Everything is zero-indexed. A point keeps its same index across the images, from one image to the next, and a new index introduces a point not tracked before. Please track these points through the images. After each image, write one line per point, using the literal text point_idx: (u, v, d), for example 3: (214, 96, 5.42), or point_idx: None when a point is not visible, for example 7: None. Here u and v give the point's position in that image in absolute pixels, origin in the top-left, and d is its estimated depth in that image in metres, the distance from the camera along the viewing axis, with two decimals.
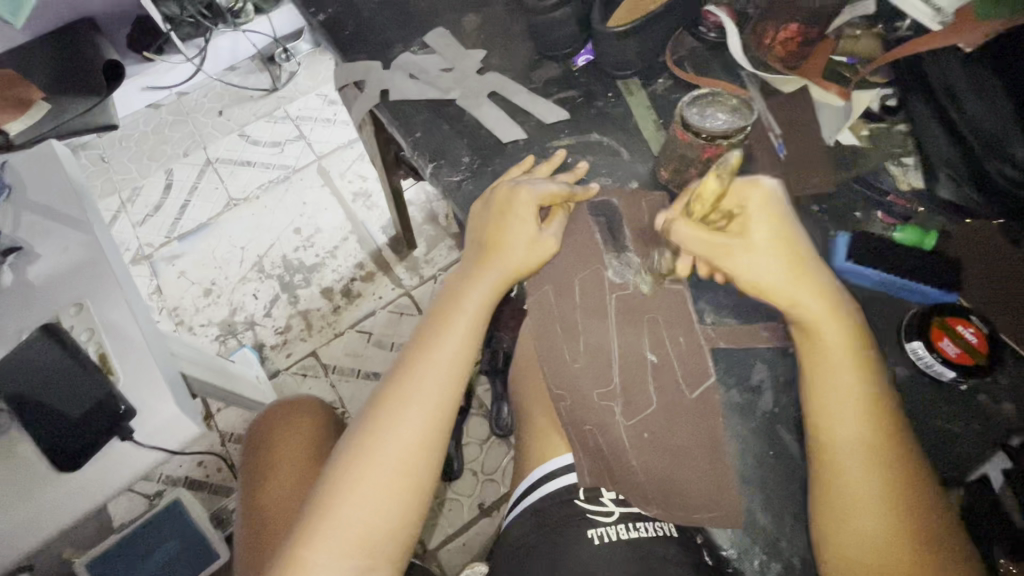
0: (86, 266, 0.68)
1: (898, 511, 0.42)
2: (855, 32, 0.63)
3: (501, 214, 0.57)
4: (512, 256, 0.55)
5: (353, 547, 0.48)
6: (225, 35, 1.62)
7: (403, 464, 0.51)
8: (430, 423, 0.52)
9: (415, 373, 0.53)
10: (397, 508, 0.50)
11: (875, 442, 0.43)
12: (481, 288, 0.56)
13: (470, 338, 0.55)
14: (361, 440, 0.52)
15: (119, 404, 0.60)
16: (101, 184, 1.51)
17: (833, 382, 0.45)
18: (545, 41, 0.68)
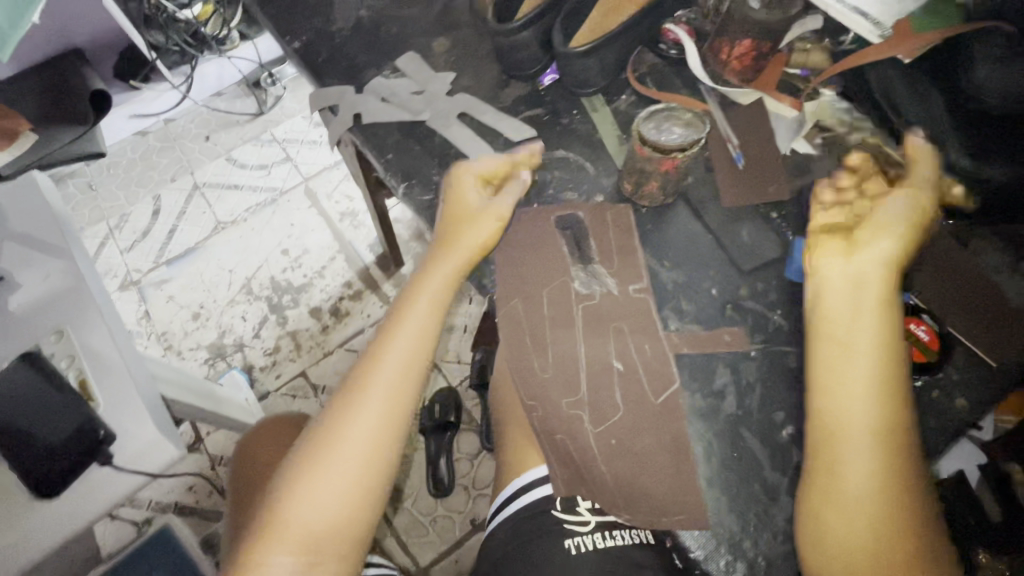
0: (68, 294, 0.69)
1: (896, 496, 0.43)
2: (806, 45, 0.66)
3: (451, 216, 0.60)
4: (459, 256, 0.58)
5: (303, 545, 0.52)
6: (211, 62, 1.63)
7: (357, 464, 0.54)
8: (381, 425, 0.56)
9: (366, 380, 0.56)
10: (346, 505, 0.54)
11: (882, 427, 0.45)
12: (427, 294, 0.59)
13: (420, 340, 0.58)
14: (312, 445, 0.55)
15: (99, 430, 0.61)
16: (89, 212, 1.52)
17: (849, 367, 0.47)
18: (511, 62, 0.71)
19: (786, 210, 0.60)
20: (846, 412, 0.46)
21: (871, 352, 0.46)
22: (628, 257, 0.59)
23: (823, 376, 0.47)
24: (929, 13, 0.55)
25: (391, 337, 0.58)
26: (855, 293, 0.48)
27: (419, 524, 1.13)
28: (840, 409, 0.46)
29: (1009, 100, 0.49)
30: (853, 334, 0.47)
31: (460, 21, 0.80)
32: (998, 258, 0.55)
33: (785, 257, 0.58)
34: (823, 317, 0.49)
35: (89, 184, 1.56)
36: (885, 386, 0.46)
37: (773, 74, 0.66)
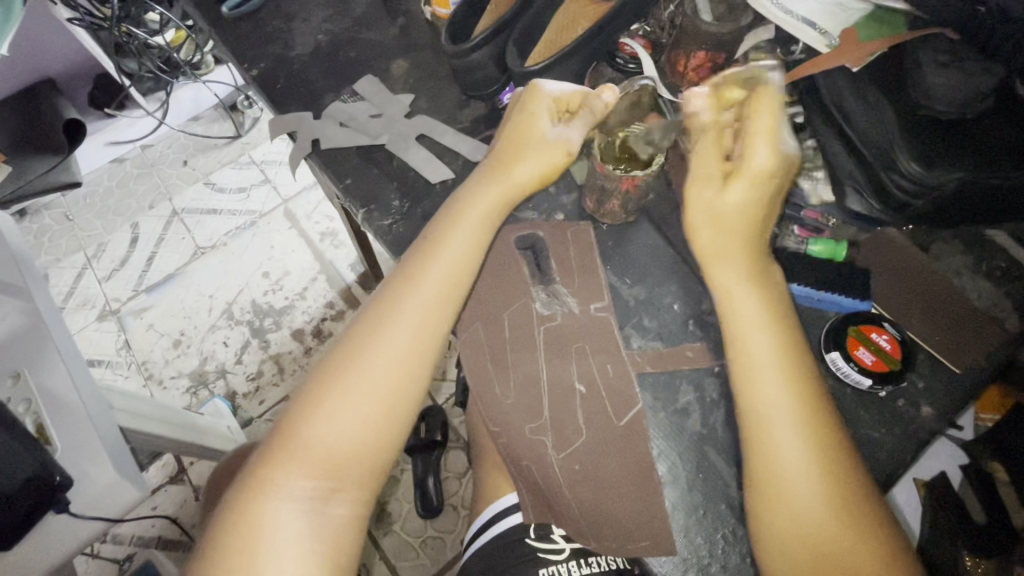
0: (24, 335, 0.66)
1: (834, 484, 0.42)
2: (761, 54, 0.64)
3: (518, 132, 0.57)
4: (516, 177, 0.56)
5: (321, 468, 0.48)
6: (186, 87, 1.60)
7: (382, 391, 0.49)
8: (411, 350, 0.51)
9: (396, 304, 0.52)
10: (367, 435, 0.49)
11: (806, 414, 0.44)
12: (475, 214, 0.55)
13: (465, 264, 0.54)
14: (335, 363, 0.50)
15: (53, 476, 0.57)
16: (66, 243, 1.50)
17: (755, 356, 0.46)
18: (467, 82, 0.71)
19: None
20: (765, 403, 0.44)
21: (773, 338, 0.46)
22: (588, 275, 0.58)
23: (738, 372, 0.46)
24: (875, 21, 0.56)
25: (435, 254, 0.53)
26: (744, 277, 0.48)
27: (409, 547, 1.10)
28: (757, 401, 0.45)
29: (955, 106, 0.49)
30: (739, 316, 0.47)
31: (419, 42, 0.79)
32: (957, 259, 0.55)
33: None
34: (728, 305, 0.48)
35: (66, 214, 1.53)
36: (796, 372, 0.45)
37: None
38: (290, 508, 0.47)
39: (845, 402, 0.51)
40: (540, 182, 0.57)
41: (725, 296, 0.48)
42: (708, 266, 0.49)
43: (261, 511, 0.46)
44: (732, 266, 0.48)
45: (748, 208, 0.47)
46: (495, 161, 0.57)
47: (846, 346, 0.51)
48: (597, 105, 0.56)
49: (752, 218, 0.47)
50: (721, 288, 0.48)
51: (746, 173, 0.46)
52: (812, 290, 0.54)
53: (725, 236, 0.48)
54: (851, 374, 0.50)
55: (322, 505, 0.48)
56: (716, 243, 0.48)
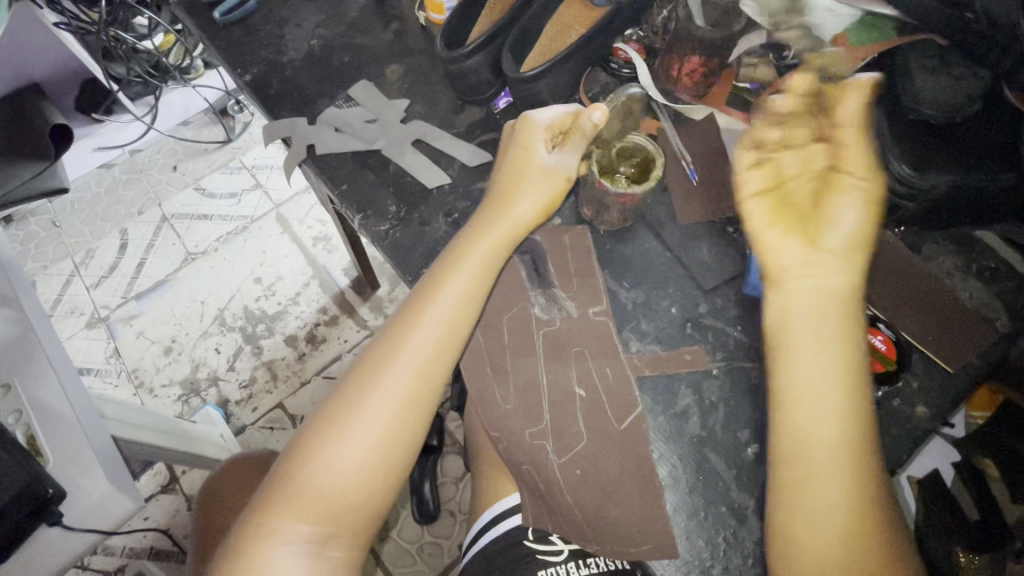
0: (13, 344, 0.64)
1: (858, 499, 0.42)
2: (753, 60, 0.66)
3: (515, 167, 0.57)
4: (516, 213, 0.55)
5: (319, 514, 0.47)
6: (175, 91, 1.59)
7: (382, 433, 0.49)
8: (412, 392, 0.50)
9: (400, 344, 0.51)
10: (365, 480, 0.49)
11: (845, 439, 0.43)
12: (477, 251, 0.54)
13: (469, 304, 0.53)
14: (336, 406, 0.50)
15: (46, 489, 0.56)
16: (53, 249, 1.48)
17: (815, 379, 0.45)
18: (463, 87, 0.71)
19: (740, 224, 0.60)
20: (811, 425, 0.44)
21: (837, 359, 0.45)
22: (586, 280, 0.58)
23: (787, 389, 0.45)
24: (867, 28, 0.57)
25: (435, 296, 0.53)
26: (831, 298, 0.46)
27: (406, 553, 1.10)
28: (802, 423, 0.44)
29: (942, 110, 0.51)
30: (802, 338, 0.46)
31: (413, 46, 0.79)
32: (947, 261, 0.56)
33: (743, 271, 0.58)
34: (801, 317, 0.46)
35: (52, 220, 1.52)
36: (848, 398, 0.44)
37: (724, 88, 0.67)
38: (286, 554, 0.46)
39: None
40: (541, 214, 0.56)
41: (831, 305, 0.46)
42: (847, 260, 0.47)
43: (257, 558, 0.46)
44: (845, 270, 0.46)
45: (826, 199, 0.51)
46: (497, 195, 0.56)
47: None
48: (587, 127, 0.54)
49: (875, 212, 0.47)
50: (809, 294, 0.46)
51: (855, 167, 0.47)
52: None
53: (843, 245, 0.46)
54: None
55: (319, 547, 0.47)
56: (828, 253, 0.46)
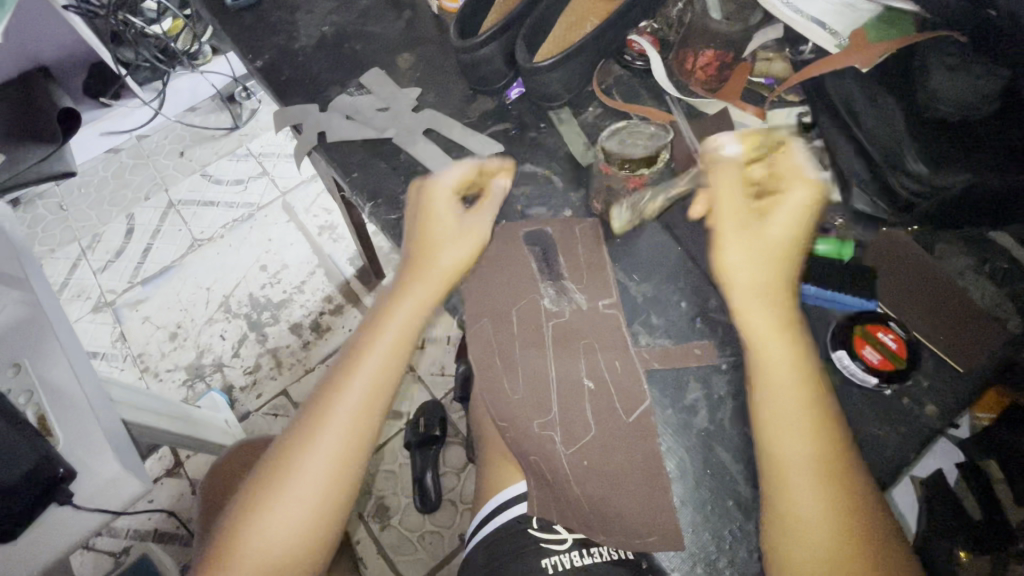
0: (25, 326, 0.65)
1: (845, 512, 0.42)
2: (768, 55, 0.66)
3: (426, 221, 0.57)
4: (434, 266, 0.55)
5: (270, 560, 0.48)
6: (183, 77, 1.59)
7: (322, 488, 0.50)
8: (348, 444, 0.51)
9: (336, 400, 0.52)
10: (308, 532, 0.50)
11: (821, 459, 0.44)
12: (403, 305, 0.55)
13: (406, 345, 0.55)
14: (275, 467, 0.51)
15: (57, 468, 0.57)
16: (60, 233, 1.48)
17: (781, 406, 0.46)
18: (476, 77, 0.70)
19: None
20: (783, 449, 0.45)
21: (796, 388, 0.46)
22: (596, 272, 0.58)
23: (762, 415, 0.46)
24: (885, 22, 0.56)
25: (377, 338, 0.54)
26: (780, 327, 0.48)
27: (407, 541, 1.11)
28: (778, 441, 0.45)
29: (964, 109, 0.50)
30: (773, 370, 0.47)
31: (426, 35, 0.79)
32: (962, 262, 0.56)
33: None
34: (761, 348, 0.48)
35: (59, 204, 1.52)
36: (818, 420, 0.45)
37: (739, 81, 0.65)
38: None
39: (851, 399, 0.51)
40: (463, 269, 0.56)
41: (760, 339, 0.48)
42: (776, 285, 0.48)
43: None
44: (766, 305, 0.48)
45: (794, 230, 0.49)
46: (414, 248, 0.57)
47: (852, 344, 0.51)
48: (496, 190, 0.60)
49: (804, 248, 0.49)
50: (750, 329, 0.48)
51: (789, 205, 0.49)
52: (815, 289, 0.55)
53: (773, 284, 0.48)
54: (856, 372, 0.51)
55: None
56: (761, 291, 0.48)
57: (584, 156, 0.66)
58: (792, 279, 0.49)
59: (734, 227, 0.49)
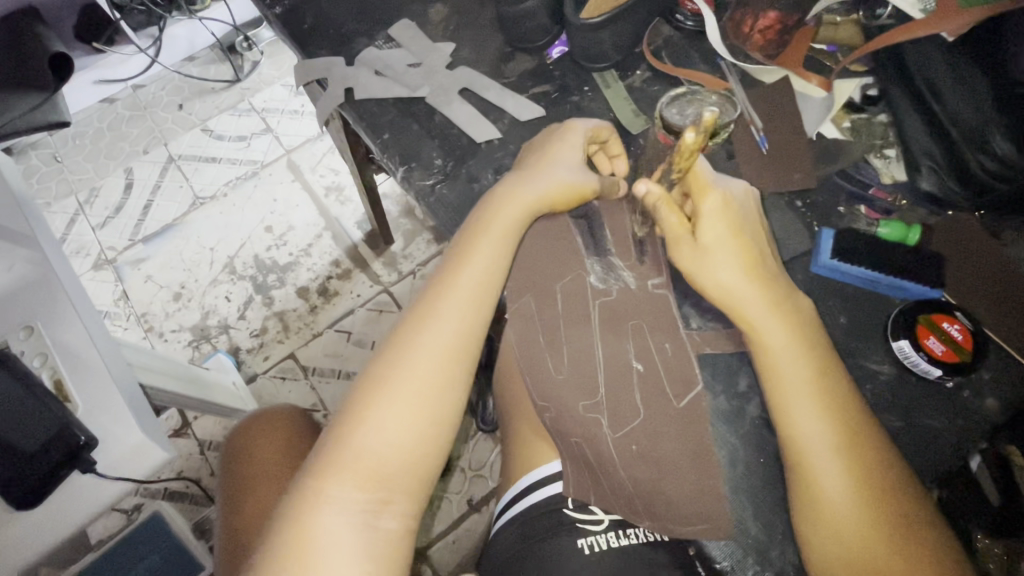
0: (34, 287, 0.60)
1: (873, 504, 0.42)
2: (835, 19, 0.62)
3: (540, 156, 0.56)
4: (538, 188, 0.53)
5: (369, 477, 0.44)
6: (180, 23, 1.51)
7: (425, 394, 0.46)
8: (452, 347, 0.48)
9: (438, 302, 0.49)
10: (415, 436, 0.45)
11: (851, 459, 0.43)
12: (508, 214, 0.53)
13: (503, 255, 0.52)
14: (375, 376, 0.47)
15: (77, 436, 0.55)
16: (56, 186, 1.42)
17: (792, 395, 0.45)
18: (517, 33, 0.65)
19: (811, 199, 0.57)
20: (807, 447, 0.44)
21: (810, 384, 0.45)
22: (648, 251, 0.56)
23: (775, 404, 0.46)
24: None
25: (462, 263, 0.51)
26: (769, 306, 0.47)
27: None
28: (792, 426, 0.45)
29: None
30: (781, 374, 0.46)
31: None
32: None
33: (812, 248, 0.55)
34: (755, 339, 0.47)
35: (54, 155, 1.46)
36: (835, 409, 0.45)
37: (802, 48, 0.61)
38: (336, 522, 0.42)
39: (908, 390, 0.50)
40: (570, 200, 0.54)
41: (751, 327, 0.47)
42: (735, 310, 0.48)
43: (307, 527, 0.41)
44: (757, 302, 0.47)
45: (726, 240, 0.49)
46: (516, 174, 0.56)
47: (915, 333, 0.49)
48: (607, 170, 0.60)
49: (747, 243, 0.49)
50: (746, 322, 0.48)
51: (706, 214, 0.49)
52: (879, 275, 0.52)
53: (735, 288, 0.48)
54: (919, 363, 0.49)
55: (373, 519, 0.43)
56: (733, 306, 0.48)
57: (633, 124, 0.63)
58: (756, 251, 0.49)
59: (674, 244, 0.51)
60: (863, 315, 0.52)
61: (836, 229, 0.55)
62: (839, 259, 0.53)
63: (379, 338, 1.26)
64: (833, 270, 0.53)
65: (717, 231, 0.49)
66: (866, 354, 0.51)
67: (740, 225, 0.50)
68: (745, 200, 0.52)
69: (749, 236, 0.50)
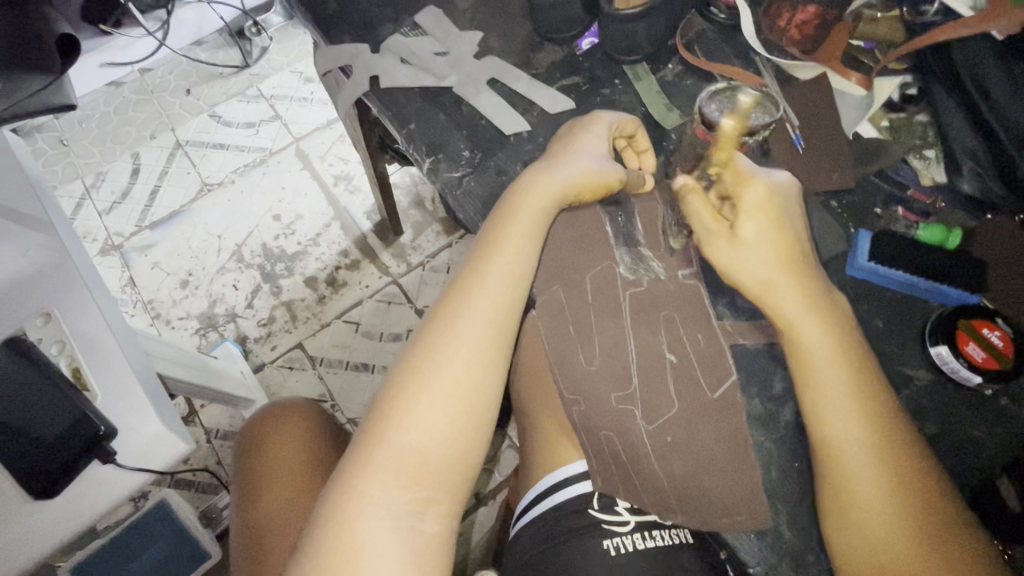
0: (50, 273, 0.59)
1: (903, 503, 0.42)
2: (874, 15, 0.60)
3: (565, 144, 0.55)
4: (562, 177, 0.52)
5: (409, 475, 0.43)
6: (188, 7, 1.48)
7: (460, 388, 0.45)
8: (484, 341, 0.47)
9: (466, 295, 0.48)
10: (452, 432, 0.45)
11: (871, 436, 0.43)
12: (535, 203, 0.52)
13: (530, 247, 0.51)
14: (407, 373, 0.46)
15: (97, 426, 0.54)
16: (62, 170, 1.41)
17: (827, 390, 0.45)
18: (547, 21, 0.64)
19: (847, 199, 0.56)
20: (831, 428, 0.44)
21: (842, 379, 0.45)
22: (681, 248, 0.54)
23: (805, 398, 0.46)
24: None
25: (489, 255, 0.50)
26: (806, 305, 0.47)
27: None
28: (825, 421, 0.44)
29: None
30: (818, 371, 0.45)
31: None
32: None
33: (848, 249, 0.54)
34: (790, 335, 0.47)
35: (60, 138, 1.44)
36: (866, 401, 0.44)
37: (838, 43, 0.59)
38: (379, 524, 0.41)
39: (945, 397, 0.49)
40: (594, 189, 0.53)
41: (784, 322, 0.47)
42: (766, 299, 0.47)
43: (349, 529, 0.41)
44: (792, 295, 0.47)
45: (768, 233, 0.48)
46: (539, 163, 0.55)
47: (955, 339, 0.48)
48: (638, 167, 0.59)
49: (787, 236, 0.48)
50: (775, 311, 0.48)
51: (746, 206, 0.48)
52: (916, 278, 0.52)
53: (771, 279, 0.47)
54: (957, 369, 0.48)
55: (416, 520, 0.42)
56: (767, 299, 0.47)
57: (666, 119, 0.61)
58: (795, 250, 0.48)
59: (710, 242, 0.49)
60: (898, 318, 0.51)
61: (873, 231, 0.54)
62: (877, 262, 0.52)
63: (387, 330, 1.26)
64: (869, 273, 0.53)
65: (756, 224, 0.48)
66: (902, 359, 0.50)
67: (782, 221, 0.48)
68: (789, 191, 0.50)
69: (791, 233, 0.48)
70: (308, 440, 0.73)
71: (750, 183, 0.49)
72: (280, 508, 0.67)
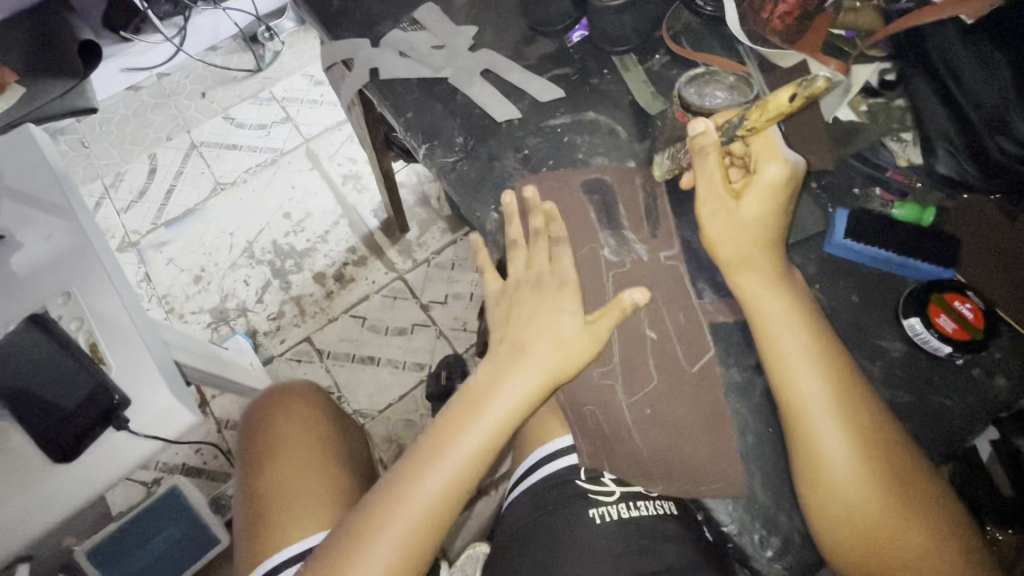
0: (72, 255, 0.63)
1: (868, 457, 0.45)
2: (854, 6, 0.63)
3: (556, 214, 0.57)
4: (559, 322, 0.54)
5: None
6: (205, 13, 1.54)
7: (413, 534, 0.50)
8: (446, 494, 0.52)
9: (447, 447, 0.53)
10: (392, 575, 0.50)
11: (833, 395, 0.47)
12: (533, 357, 0.53)
13: (518, 409, 0.53)
14: (377, 513, 0.51)
15: (111, 396, 0.57)
16: (83, 170, 1.47)
17: (790, 356, 0.48)
18: (540, 15, 0.67)
19: (827, 179, 0.58)
20: (798, 393, 0.47)
21: (804, 341, 0.48)
22: (659, 230, 0.57)
23: (771, 366, 0.49)
24: None
25: (479, 402, 0.54)
26: (769, 282, 0.50)
27: None
28: (792, 385, 0.47)
29: None
30: (781, 341, 0.49)
31: None
32: None
33: (826, 228, 0.56)
34: (755, 309, 0.50)
35: (82, 140, 1.50)
36: (827, 363, 0.48)
37: (817, 33, 0.61)
38: None
39: (919, 368, 0.50)
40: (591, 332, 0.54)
41: (751, 297, 0.51)
42: (736, 276, 0.51)
43: None
44: (756, 275, 0.51)
45: (765, 212, 0.51)
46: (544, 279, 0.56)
47: (927, 312, 0.50)
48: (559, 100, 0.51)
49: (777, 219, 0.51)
50: (747, 294, 0.51)
51: (759, 184, 0.50)
52: (894, 254, 0.53)
53: (747, 255, 0.51)
54: (929, 340, 0.49)
55: None
56: (741, 283, 0.51)
57: (652, 106, 0.64)
58: (774, 232, 0.51)
59: (712, 206, 0.52)
60: (873, 295, 0.53)
61: (850, 209, 0.56)
62: (852, 239, 0.54)
63: (392, 324, 1.29)
64: (844, 250, 0.54)
65: (759, 204, 0.51)
66: (877, 333, 0.52)
67: (785, 201, 0.51)
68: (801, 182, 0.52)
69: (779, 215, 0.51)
70: (314, 423, 0.77)
71: (768, 161, 0.51)
72: (282, 484, 0.70)
